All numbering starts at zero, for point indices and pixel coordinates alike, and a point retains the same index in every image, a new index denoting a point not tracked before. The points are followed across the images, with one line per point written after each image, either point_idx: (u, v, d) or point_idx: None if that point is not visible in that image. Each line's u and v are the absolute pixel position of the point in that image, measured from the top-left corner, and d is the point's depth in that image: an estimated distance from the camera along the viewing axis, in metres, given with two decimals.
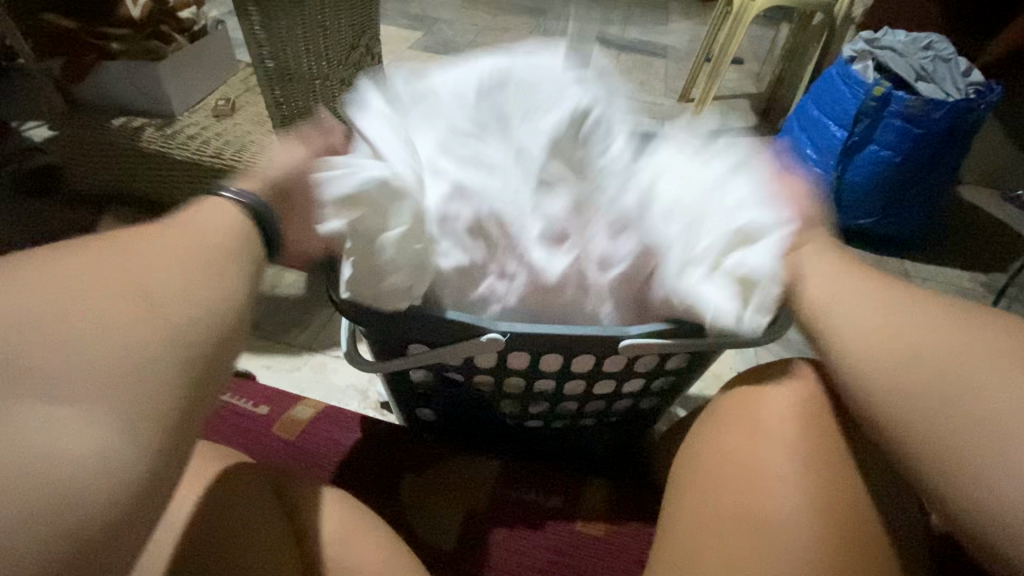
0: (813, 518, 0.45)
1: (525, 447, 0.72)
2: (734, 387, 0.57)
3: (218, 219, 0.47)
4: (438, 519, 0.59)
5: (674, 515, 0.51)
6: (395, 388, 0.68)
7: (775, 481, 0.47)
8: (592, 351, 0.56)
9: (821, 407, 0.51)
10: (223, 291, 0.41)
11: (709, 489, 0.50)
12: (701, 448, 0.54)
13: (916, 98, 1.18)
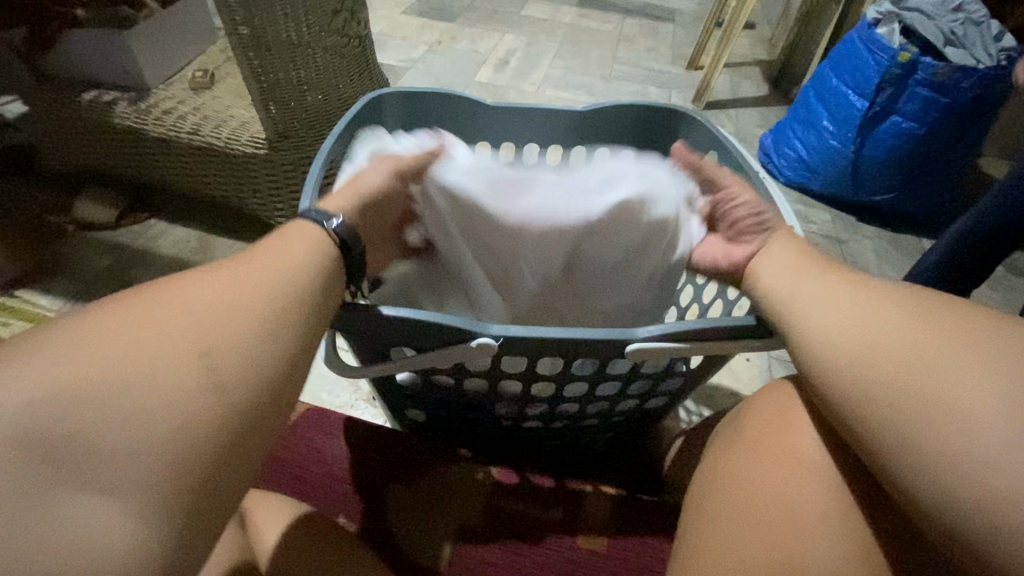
0: (848, 552, 0.40)
1: (522, 448, 0.67)
2: (756, 395, 0.52)
3: (289, 259, 0.44)
4: (428, 534, 0.54)
5: (688, 538, 0.47)
6: (383, 390, 0.63)
7: (800, 507, 0.42)
8: (596, 354, 0.50)
9: None
10: (274, 343, 0.39)
11: (725, 514, 0.45)
12: (715, 465, 0.49)
13: (945, 65, 1.10)
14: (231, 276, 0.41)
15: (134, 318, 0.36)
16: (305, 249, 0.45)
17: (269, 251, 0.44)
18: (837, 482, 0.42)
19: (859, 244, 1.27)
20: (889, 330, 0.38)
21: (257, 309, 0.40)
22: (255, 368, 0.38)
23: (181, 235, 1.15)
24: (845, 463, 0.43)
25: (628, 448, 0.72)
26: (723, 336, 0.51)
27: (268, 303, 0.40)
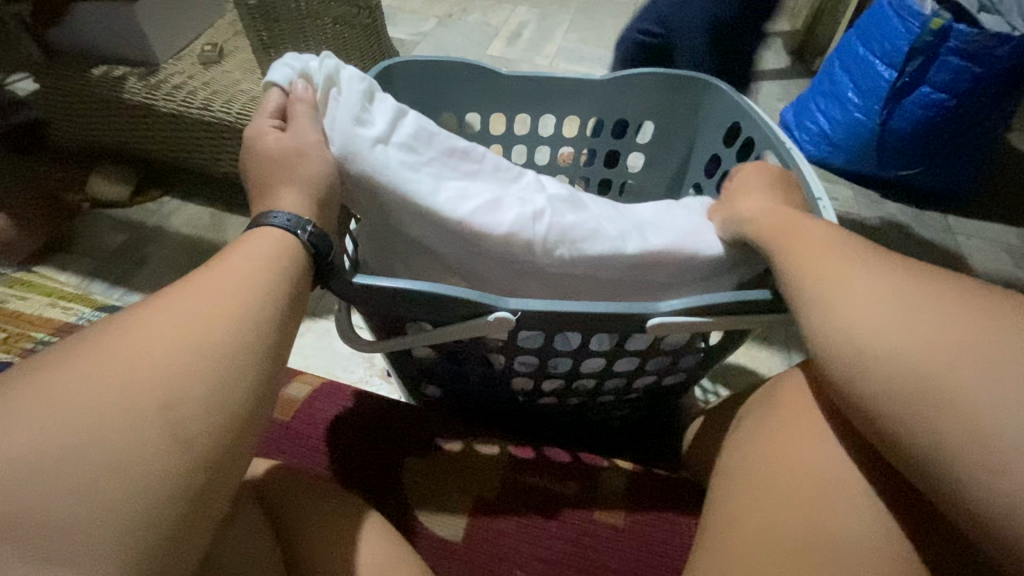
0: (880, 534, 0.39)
1: (536, 423, 0.67)
2: (785, 377, 0.51)
3: (239, 261, 0.39)
4: (445, 506, 0.55)
5: (714, 519, 0.46)
6: (398, 365, 0.62)
7: (834, 488, 0.42)
8: (617, 329, 0.50)
9: None
10: (263, 322, 0.38)
11: (759, 495, 0.44)
12: (748, 445, 0.48)
13: (980, 31, 1.04)
14: (181, 303, 0.36)
15: (57, 380, 0.31)
16: (256, 249, 0.41)
17: (212, 264, 0.40)
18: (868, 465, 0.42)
19: (883, 221, 1.24)
20: (924, 330, 0.36)
21: (219, 326, 0.35)
22: (218, 369, 0.34)
23: (194, 212, 1.15)
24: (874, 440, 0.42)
25: (644, 426, 0.71)
26: (747, 312, 0.49)
27: (236, 304, 0.37)
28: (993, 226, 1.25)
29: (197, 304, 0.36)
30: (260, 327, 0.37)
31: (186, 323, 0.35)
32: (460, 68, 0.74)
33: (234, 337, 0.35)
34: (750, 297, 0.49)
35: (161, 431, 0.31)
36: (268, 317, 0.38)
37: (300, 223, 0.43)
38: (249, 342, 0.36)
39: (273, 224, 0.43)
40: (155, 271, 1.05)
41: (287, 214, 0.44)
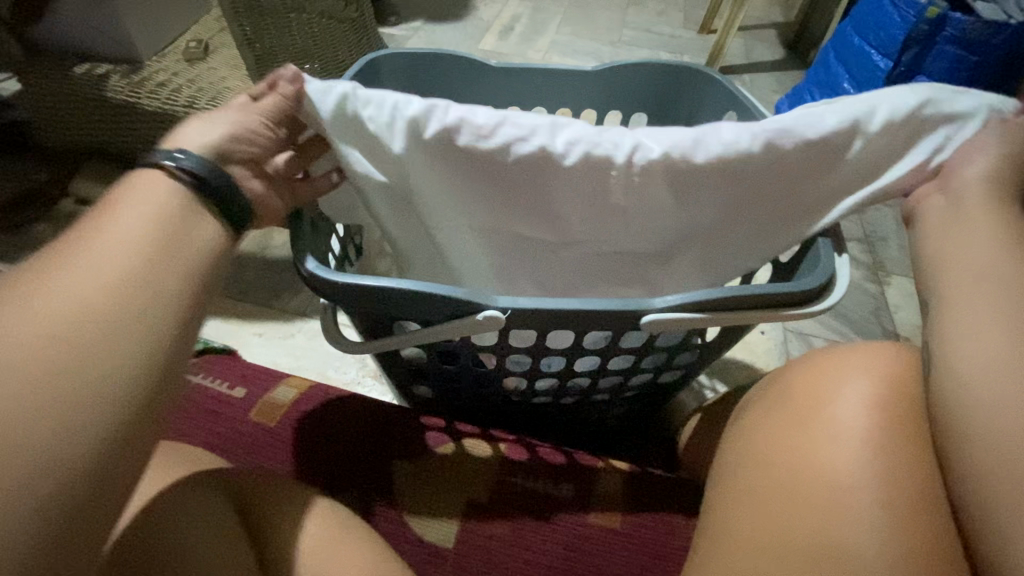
0: (888, 536, 0.38)
1: (530, 424, 0.66)
2: (788, 380, 0.49)
3: (127, 213, 0.35)
4: (435, 507, 0.53)
5: (714, 521, 0.45)
6: (388, 366, 0.61)
7: (839, 491, 0.40)
8: (610, 327, 0.48)
9: (898, 406, 0.43)
10: (157, 277, 0.34)
11: (761, 495, 0.43)
12: (749, 445, 0.47)
13: (976, 19, 1.03)
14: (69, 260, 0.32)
15: None
16: (134, 195, 0.37)
17: (94, 213, 0.36)
18: (880, 468, 0.40)
19: (877, 213, 1.23)
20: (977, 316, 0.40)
21: (101, 290, 0.31)
22: (111, 344, 0.30)
23: None
24: (880, 440, 0.41)
25: (644, 425, 0.69)
26: (745, 307, 0.48)
27: (117, 257, 0.33)
28: None
29: (77, 260, 0.32)
30: (144, 291, 0.33)
31: (66, 282, 0.31)
32: (450, 61, 0.72)
33: (130, 304, 0.32)
34: (749, 292, 0.47)
35: (40, 393, 0.28)
36: (161, 268, 0.34)
37: (191, 160, 0.39)
38: (140, 300, 0.32)
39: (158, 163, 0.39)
40: None
41: (174, 149, 0.40)
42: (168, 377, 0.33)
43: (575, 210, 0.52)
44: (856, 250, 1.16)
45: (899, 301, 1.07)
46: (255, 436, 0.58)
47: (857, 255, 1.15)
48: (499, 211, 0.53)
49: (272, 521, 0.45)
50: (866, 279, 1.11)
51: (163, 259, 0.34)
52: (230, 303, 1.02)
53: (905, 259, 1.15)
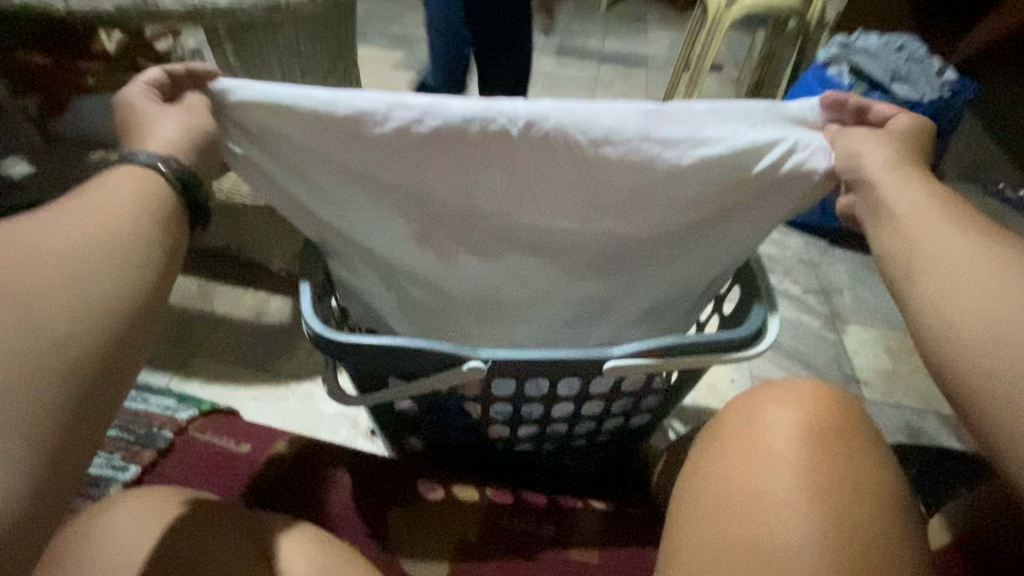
0: (824, 546, 0.41)
1: (515, 471, 0.71)
2: (732, 408, 0.54)
3: (106, 213, 0.42)
4: (425, 549, 0.57)
5: (672, 547, 0.47)
6: (382, 419, 0.66)
7: (777, 508, 0.43)
8: (579, 374, 0.56)
9: (824, 426, 0.48)
10: (119, 275, 0.40)
11: (709, 517, 0.46)
12: (696, 472, 0.50)
13: (892, 99, 1.20)
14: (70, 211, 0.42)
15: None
16: (117, 196, 0.43)
17: (75, 198, 0.43)
18: (808, 479, 0.44)
19: (831, 267, 1.35)
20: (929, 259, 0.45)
21: (72, 282, 0.38)
22: (73, 334, 0.36)
23: (181, 284, 1.21)
24: (808, 459, 0.46)
25: (620, 470, 0.74)
26: (695, 352, 0.56)
27: (87, 256, 0.39)
28: None
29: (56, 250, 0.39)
30: (110, 286, 0.39)
31: (40, 270, 0.37)
32: None
33: (97, 296, 0.38)
34: (699, 339, 0.55)
35: (24, 331, 0.35)
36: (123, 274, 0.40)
37: (161, 158, 0.46)
38: (106, 300, 0.39)
39: (140, 161, 0.46)
40: None
41: (156, 149, 0.47)
42: (121, 365, 0.39)
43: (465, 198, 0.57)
44: (813, 301, 1.26)
45: (856, 348, 1.16)
46: (252, 490, 0.61)
47: (814, 305, 1.25)
48: (431, 180, 0.56)
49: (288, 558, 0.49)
50: (825, 328, 1.20)
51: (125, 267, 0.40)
52: (227, 367, 1.07)
53: (858, 309, 1.25)
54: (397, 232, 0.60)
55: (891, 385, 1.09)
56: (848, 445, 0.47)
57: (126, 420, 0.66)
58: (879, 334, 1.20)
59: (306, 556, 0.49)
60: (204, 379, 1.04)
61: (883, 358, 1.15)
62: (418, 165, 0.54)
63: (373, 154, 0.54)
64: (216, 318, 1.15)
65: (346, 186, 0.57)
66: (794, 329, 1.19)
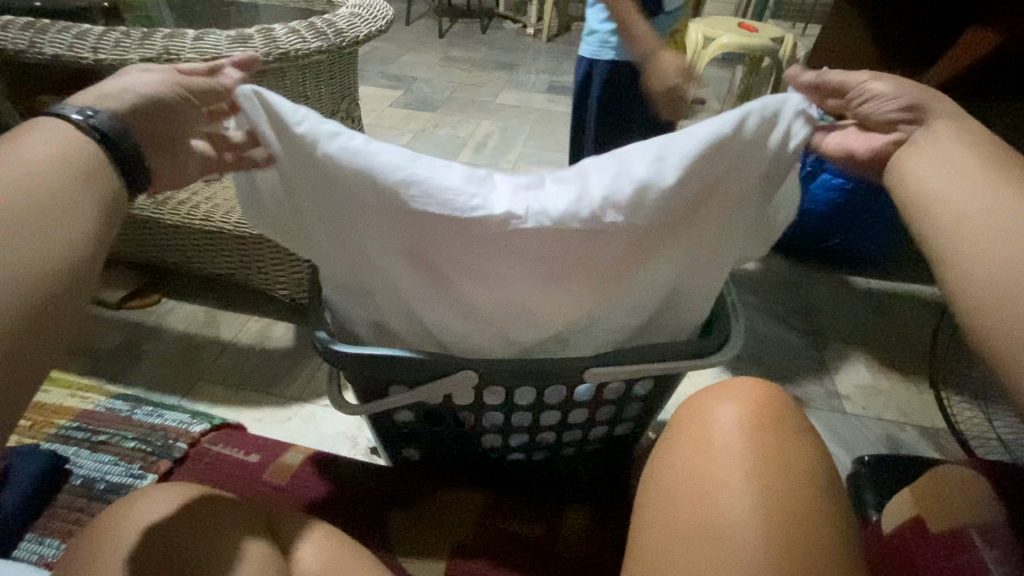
0: (764, 518, 0.46)
1: (507, 481, 0.75)
2: (684, 409, 0.59)
3: (35, 163, 0.39)
4: (419, 548, 0.61)
5: (637, 530, 0.52)
6: (382, 430, 0.71)
7: (726, 488, 0.48)
8: (562, 381, 0.61)
9: (770, 421, 0.54)
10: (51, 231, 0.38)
11: (668, 501, 0.51)
12: (658, 465, 0.55)
13: None
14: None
15: None
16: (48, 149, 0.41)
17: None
18: (756, 462, 0.50)
19: (812, 288, 1.41)
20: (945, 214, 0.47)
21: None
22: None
23: (189, 312, 1.27)
24: (753, 447, 0.51)
25: (607, 480, 0.78)
26: (668, 360, 0.61)
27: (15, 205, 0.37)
28: (910, 287, 1.44)
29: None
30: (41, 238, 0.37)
31: None
32: None
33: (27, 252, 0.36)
34: (671, 348, 0.61)
35: None
36: (54, 227, 0.38)
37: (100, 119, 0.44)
38: (35, 255, 0.36)
39: (75, 120, 0.43)
40: (147, 368, 1.14)
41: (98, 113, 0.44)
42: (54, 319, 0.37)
43: (472, 272, 0.55)
44: (793, 319, 1.32)
45: (835, 362, 1.21)
46: (255, 491, 0.66)
47: (795, 323, 1.31)
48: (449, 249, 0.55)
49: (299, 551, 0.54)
50: (805, 344, 1.25)
51: (56, 220, 0.38)
52: (232, 390, 1.11)
53: (837, 325, 1.31)
54: (405, 288, 0.58)
55: (870, 397, 1.14)
56: (791, 437, 0.53)
57: (147, 434, 0.73)
58: (858, 349, 1.25)
59: (316, 543, 0.55)
60: (208, 402, 1.09)
61: (861, 372, 1.20)
62: (422, 253, 0.55)
63: (377, 223, 0.54)
64: (221, 343, 1.20)
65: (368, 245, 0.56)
66: (778, 346, 1.24)
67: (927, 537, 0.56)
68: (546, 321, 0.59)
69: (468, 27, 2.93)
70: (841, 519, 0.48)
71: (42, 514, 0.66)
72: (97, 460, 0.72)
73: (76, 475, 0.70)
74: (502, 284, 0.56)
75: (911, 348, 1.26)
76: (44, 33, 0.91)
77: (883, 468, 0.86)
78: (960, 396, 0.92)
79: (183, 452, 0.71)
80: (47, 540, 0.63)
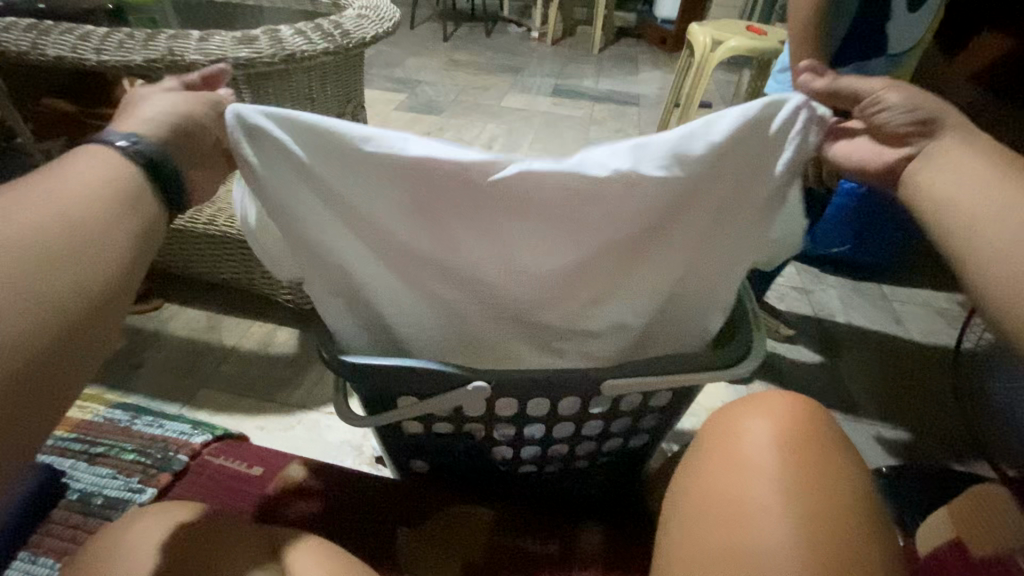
0: (800, 546, 0.43)
1: (519, 495, 0.72)
2: (710, 423, 0.57)
3: (90, 188, 0.40)
4: (429, 567, 0.59)
5: (661, 555, 0.50)
6: (389, 442, 0.68)
7: (755, 512, 0.46)
8: (578, 392, 0.58)
9: (798, 437, 0.51)
10: (92, 266, 0.37)
11: (694, 525, 0.48)
12: (681, 484, 0.53)
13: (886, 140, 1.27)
14: (43, 188, 0.38)
15: None
16: (95, 171, 0.41)
17: (51, 166, 0.40)
18: (784, 481, 0.48)
19: (824, 294, 1.39)
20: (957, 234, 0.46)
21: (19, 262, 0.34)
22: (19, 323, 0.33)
23: (191, 317, 1.25)
24: (782, 468, 0.49)
25: (621, 493, 0.75)
26: (687, 371, 0.59)
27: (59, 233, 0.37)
28: (925, 292, 1.42)
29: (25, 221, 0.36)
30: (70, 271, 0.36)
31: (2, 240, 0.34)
32: None
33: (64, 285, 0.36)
34: (690, 357, 0.59)
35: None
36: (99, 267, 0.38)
37: (131, 142, 0.44)
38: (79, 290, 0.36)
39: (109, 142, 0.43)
40: (149, 375, 1.12)
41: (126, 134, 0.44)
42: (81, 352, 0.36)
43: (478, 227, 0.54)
44: (807, 325, 1.29)
45: (851, 370, 1.19)
46: (257, 506, 0.64)
47: (809, 329, 1.28)
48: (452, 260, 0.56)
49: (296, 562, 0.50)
50: (820, 351, 1.23)
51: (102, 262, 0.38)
52: (234, 397, 1.09)
53: (851, 332, 1.28)
54: (416, 268, 0.57)
55: (887, 406, 1.11)
56: (822, 454, 0.50)
57: (146, 446, 0.71)
58: (874, 357, 1.22)
59: (316, 561, 0.50)
60: (210, 410, 1.06)
61: (878, 380, 1.17)
62: (431, 214, 0.54)
63: (383, 220, 0.54)
64: (224, 349, 1.18)
65: (376, 265, 0.57)
66: (790, 354, 1.21)
67: (968, 564, 0.53)
68: (529, 291, 0.58)
69: (472, 30, 2.92)
70: (880, 541, 0.45)
71: (36, 530, 0.64)
72: (94, 474, 0.69)
73: (72, 490, 0.68)
74: (507, 238, 0.54)
75: (926, 355, 1.23)
76: (47, 35, 0.90)
77: (907, 480, 0.83)
78: (985, 406, 0.89)
79: (184, 465, 0.69)
80: (40, 561, 0.61)
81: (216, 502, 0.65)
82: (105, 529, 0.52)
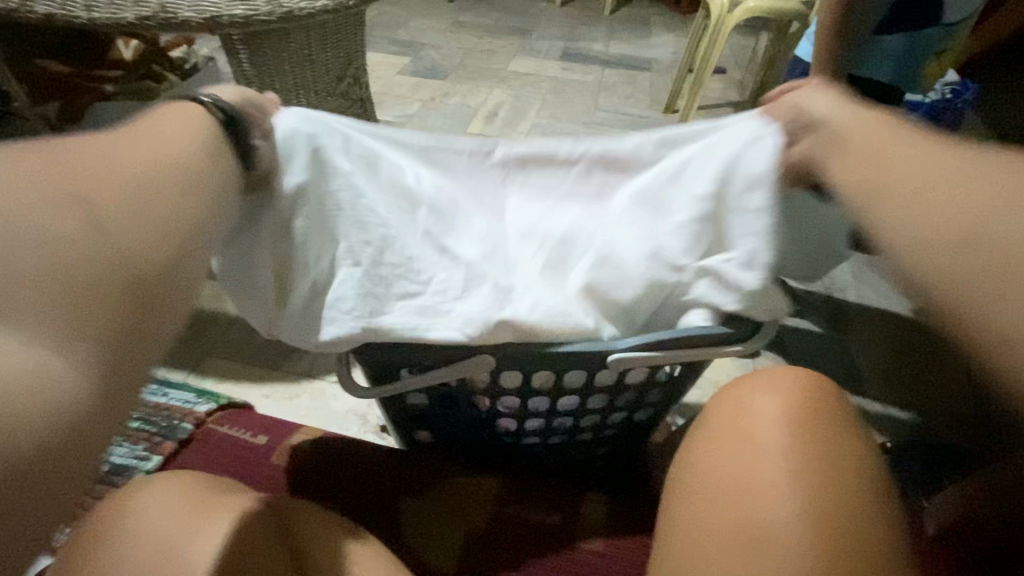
0: (810, 526, 0.43)
1: (523, 465, 0.72)
2: (721, 397, 0.56)
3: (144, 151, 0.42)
4: (434, 537, 0.60)
5: (666, 525, 0.50)
6: (394, 413, 0.68)
7: (764, 489, 0.46)
8: (583, 367, 0.58)
9: (812, 416, 0.50)
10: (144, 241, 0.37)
11: (702, 497, 0.48)
12: (690, 457, 0.53)
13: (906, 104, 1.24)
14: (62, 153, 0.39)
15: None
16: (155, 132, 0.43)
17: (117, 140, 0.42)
18: (794, 460, 0.47)
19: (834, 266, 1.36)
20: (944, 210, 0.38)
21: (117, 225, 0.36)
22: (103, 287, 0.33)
23: None
24: (794, 446, 0.48)
25: (624, 464, 0.75)
26: (696, 345, 0.57)
27: (122, 210, 0.37)
28: None
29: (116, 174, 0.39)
30: (131, 253, 0.36)
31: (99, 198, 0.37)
32: None
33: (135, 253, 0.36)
34: (699, 330, 0.57)
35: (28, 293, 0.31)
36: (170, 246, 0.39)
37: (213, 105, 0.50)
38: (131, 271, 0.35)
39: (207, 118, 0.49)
40: None
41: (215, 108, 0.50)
42: (145, 334, 0.35)
43: None
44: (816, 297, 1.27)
45: (859, 344, 1.17)
46: (262, 475, 0.65)
47: (818, 301, 1.26)
48: None
49: (301, 533, 0.52)
50: (827, 325, 1.21)
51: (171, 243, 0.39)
52: (240, 365, 1.10)
53: (860, 305, 1.26)
54: None
55: (891, 381, 1.10)
56: (834, 433, 0.49)
57: (150, 414, 0.72)
58: (882, 331, 1.21)
59: (319, 533, 0.53)
60: (217, 378, 1.07)
61: (885, 354, 1.16)
62: None
63: None
64: (229, 317, 1.18)
65: None
66: (797, 328, 1.20)
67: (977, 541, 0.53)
68: None
69: None
70: (892, 522, 0.45)
71: None
72: None
73: None
74: None
75: None
76: None
77: (912, 458, 0.83)
78: None
79: (189, 433, 0.69)
80: None
81: (221, 470, 0.65)
82: (107, 500, 0.53)
